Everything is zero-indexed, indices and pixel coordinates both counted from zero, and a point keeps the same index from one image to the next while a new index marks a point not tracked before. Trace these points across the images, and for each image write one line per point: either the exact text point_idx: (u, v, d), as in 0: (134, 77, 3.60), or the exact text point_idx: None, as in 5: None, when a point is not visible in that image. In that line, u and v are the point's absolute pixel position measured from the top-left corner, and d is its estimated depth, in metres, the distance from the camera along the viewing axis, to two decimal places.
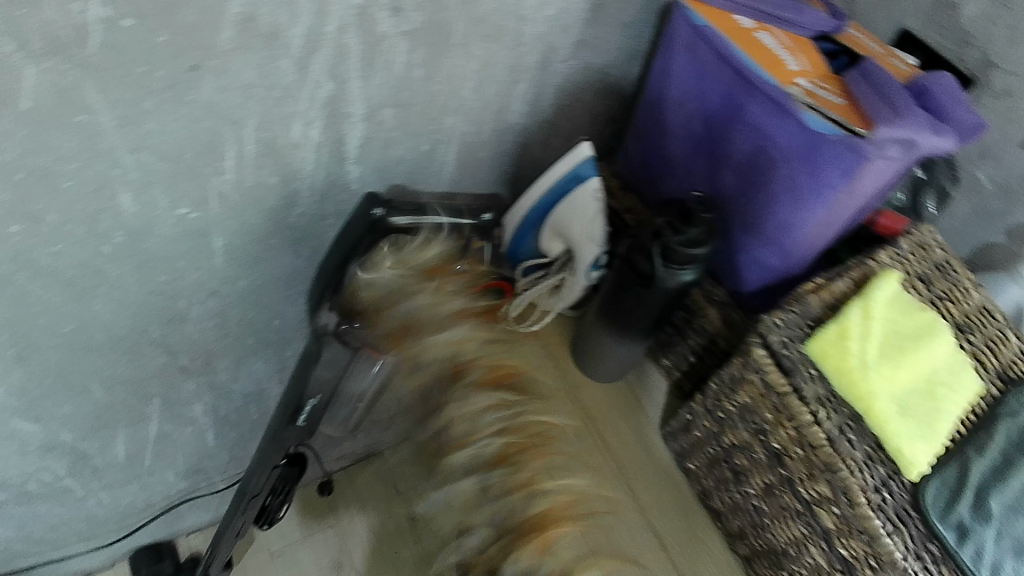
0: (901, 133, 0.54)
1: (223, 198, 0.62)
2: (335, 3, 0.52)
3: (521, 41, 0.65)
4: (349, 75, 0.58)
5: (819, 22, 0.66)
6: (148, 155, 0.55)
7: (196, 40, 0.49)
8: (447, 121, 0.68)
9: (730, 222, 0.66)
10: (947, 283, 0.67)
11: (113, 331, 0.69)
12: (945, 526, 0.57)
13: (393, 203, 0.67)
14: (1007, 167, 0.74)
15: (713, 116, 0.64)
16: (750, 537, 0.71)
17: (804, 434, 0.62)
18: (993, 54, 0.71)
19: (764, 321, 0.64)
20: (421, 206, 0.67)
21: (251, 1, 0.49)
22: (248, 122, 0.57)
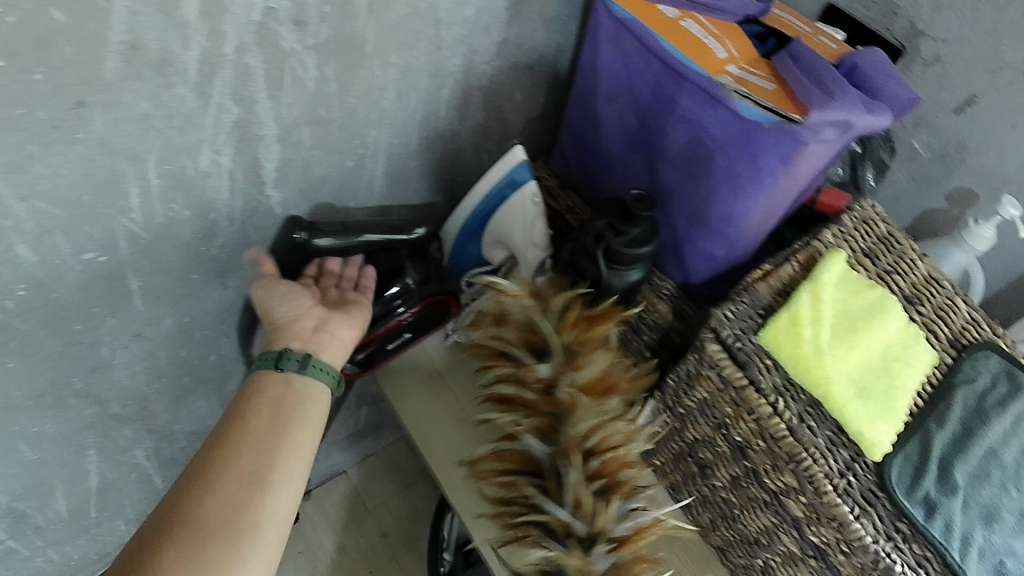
0: (834, 116, 0.52)
1: (133, 237, 0.57)
2: (229, 22, 0.48)
3: (440, 45, 0.62)
4: (257, 96, 0.54)
5: (745, 5, 0.64)
6: (42, 201, 0.50)
7: (78, 75, 0.45)
8: (372, 134, 0.65)
9: (673, 215, 0.64)
10: (893, 256, 0.67)
11: (31, 387, 0.64)
12: (911, 501, 0.56)
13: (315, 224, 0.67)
14: (941, 134, 0.74)
15: (645, 109, 0.62)
16: (723, 528, 0.69)
17: (765, 426, 0.60)
18: (919, 23, 0.70)
19: (715, 315, 0.62)
20: (344, 225, 0.67)
21: (133, 28, 0.45)
22: (150, 155, 0.52)
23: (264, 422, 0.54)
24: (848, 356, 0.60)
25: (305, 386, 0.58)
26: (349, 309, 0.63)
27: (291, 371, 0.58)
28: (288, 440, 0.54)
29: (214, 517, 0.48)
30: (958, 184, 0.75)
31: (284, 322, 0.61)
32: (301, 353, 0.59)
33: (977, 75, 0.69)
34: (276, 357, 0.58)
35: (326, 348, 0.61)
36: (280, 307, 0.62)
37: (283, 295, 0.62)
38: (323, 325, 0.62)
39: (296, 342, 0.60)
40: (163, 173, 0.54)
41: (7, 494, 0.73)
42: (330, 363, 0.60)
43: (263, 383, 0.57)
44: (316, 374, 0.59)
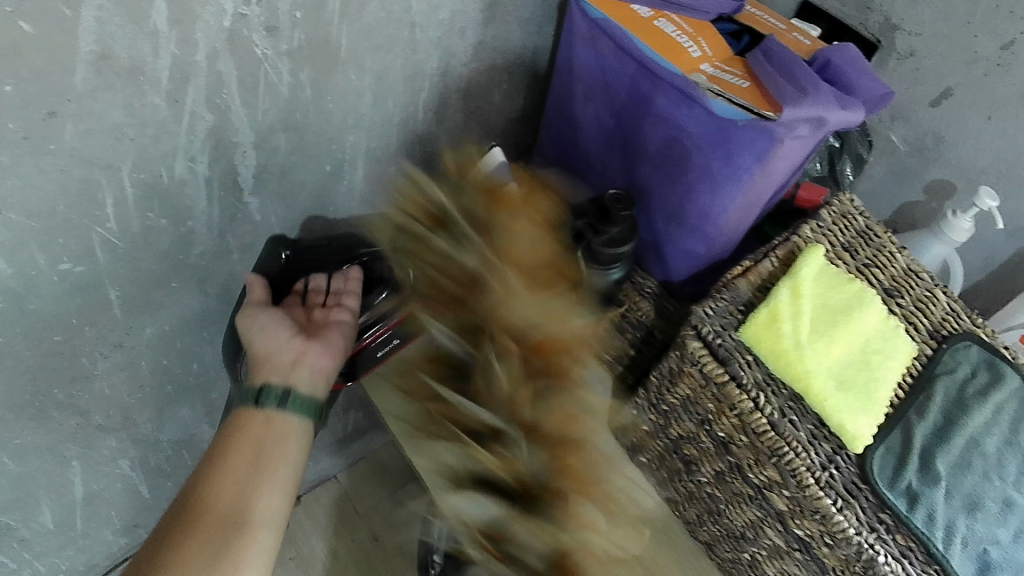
0: (808, 112, 0.53)
1: (110, 247, 0.57)
2: (200, 30, 0.48)
3: (416, 48, 0.62)
4: (231, 103, 0.54)
5: (720, 3, 0.64)
6: (15, 213, 0.50)
7: (47, 85, 0.45)
8: (350, 139, 0.65)
9: (653, 213, 0.65)
10: (871, 249, 0.68)
11: (12, 400, 0.63)
12: (894, 493, 0.57)
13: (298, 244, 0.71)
14: (917, 127, 0.75)
15: (622, 109, 0.62)
16: (710, 523, 0.70)
17: (746, 421, 0.60)
18: (893, 17, 0.71)
19: (695, 312, 0.62)
20: (330, 242, 0.73)
21: (102, 39, 0.45)
22: (124, 164, 0.52)
23: (245, 458, 0.58)
24: (828, 350, 0.60)
25: (285, 422, 0.61)
26: (326, 340, 0.67)
27: (272, 407, 0.62)
28: (275, 459, 0.59)
29: (225, 502, 0.56)
30: (936, 176, 0.76)
31: (266, 352, 0.64)
32: (280, 389, 0.62)
33: (952, 69, 0.69)
34: (257, 393, 0.62)
35: (304, 382, 0.64)
36: (261, 336, 0.65)
37: (264, 324, 0.65)
38: (302, 360, 0.65)
39: (275, 376, 0.63)
40: (138, 182, 0.54)
41: None
42: (309, 397, 0.63)
43: (244, 422, 0.60)
44: (295, 409, 0.62)
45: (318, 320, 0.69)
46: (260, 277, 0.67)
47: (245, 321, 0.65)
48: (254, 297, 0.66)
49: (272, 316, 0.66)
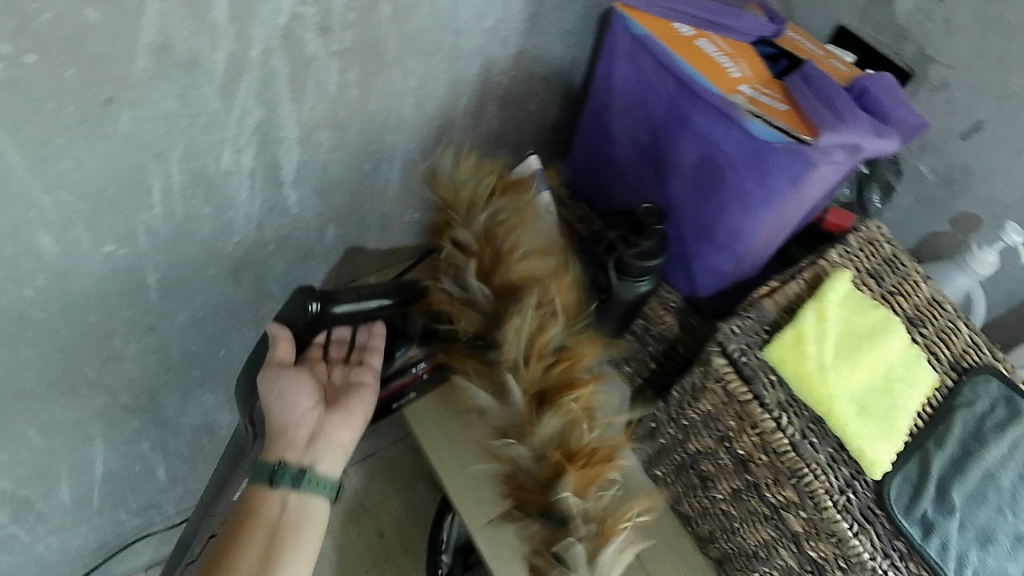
0: (845, 138, 0.53)
1: (153, 233, 0.58)
2: (257, 27, 0.50)
3: (459, 54, 0.63)
4: (280, 99, 0.55)
5: (758, 27, 0.65)
6: (67, 193, 0.51)
7: (107, 72, 0.46)
8: (388, 140, 0.66)
9: (683, 229, 0.66)
10: (896, 277, 0.68)
11: (46, 375, 0.65)
12: (909, 521, 0.57)
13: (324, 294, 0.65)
14: (947, 159, 0.75)
15: (658, 125, 0.63)
16: (722, 540, 0.70)
17: (767, 440, 0.60)
18: (929, 48, 0.71)
19: (721, 329, 0.62)
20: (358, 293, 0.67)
21: (163, 30, 0.46)
22: (174, 152, 0.54)
23: (272, 514, 0.61)
24: (851, 374, 0.60)
25: (305, 507, 0.63)
26: (346, 411, 0.66)
27: (286, 487, 0.62)
28: (295, 526, 0.62)
29: (254, 544, 0.60)
30: (962, 209, 0.76)
31: (287, 423, 0.64)
32: (296, 468, 0.62)
33: (985, 103, 0.70)
34: (270, 472, 0.62)
35: (324, 460, 0.64)
36: (280, 402, 0.64)
37: (285, 390, 0.63)
38: (320, 432, 0.65)
39: (292, 454, 0.63)
40: (186, 170, 0.56)
41: (14, 481, 0.74)
42: (324, 474, 0.64)
43: (259, 499, 0.62)
44: (311, 488, 0.63)
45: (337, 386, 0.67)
46: (287, 330, 0.64)
47: (264, 377, 0.63)
48: (274, 362, 0.64)
49: (292, 378, 0.64)
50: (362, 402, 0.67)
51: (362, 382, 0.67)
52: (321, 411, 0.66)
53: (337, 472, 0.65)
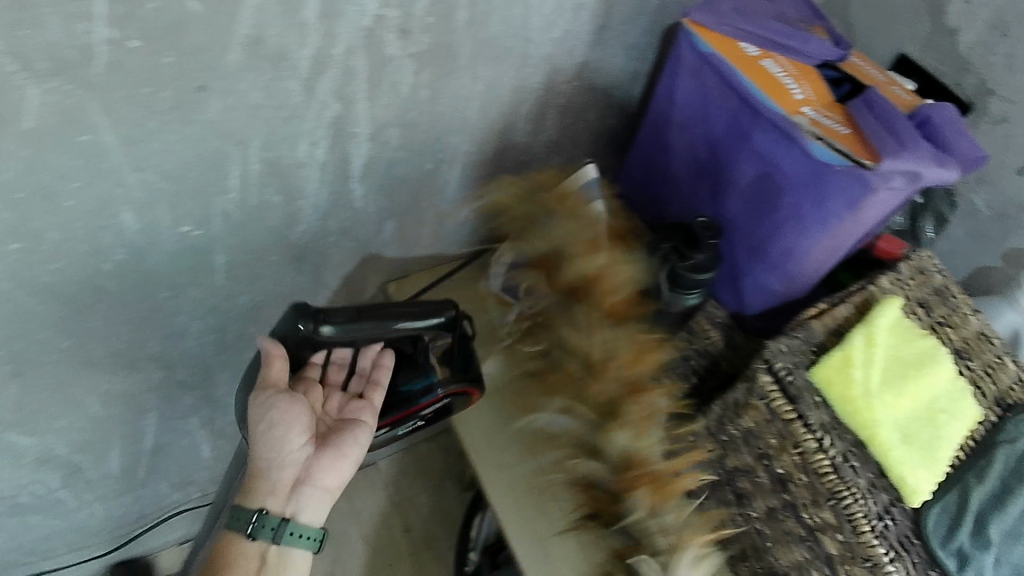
0: (906, 166, 0.54)
1: (226, 217, 0.61)
2: (343, 26, 0.52)
3: (526, 62, 0.65)
4: (356, 96, 0.58)
5: (823, 50, 0.66)
6: (152, 174, 0.54)
7: (203, 61, 0.49)
8: (452, 141, 0.68)
9: (735, 245, 0.67)
10: (946, 308, 0.68)
11: (112, 346, 0.68)
12: (945, 552, 0.57)
13: (323, 312, 0.60)
14: (1004, 193, 0.75)
15: (717, 141, 0.64)
16: (752, 559, 0.67)
17: (809, 459, 0.59)
18: (991, 82, 0.71)
19: (768, 346, 0.62)
20: (359, 313, 0.61)
21: (258, 24, 0.49)
22: (254, 141, 0.56)
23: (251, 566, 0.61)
24: (897, 401, 0.60)
25: (289, 559, 0.63)
26: (337, 451, 0.66)
27: (267, 539, 0.61)
28: None
29: None
30: (1015, 244, 0.76)
31: (277, 464, 0.63)
32: (278, 517, 0.62)
33: None
34: (251, 522, 0.61)
35: (307, 511, 0.64)
36: (273, 433, 0.63)
37: (278, 421, 0.63)
38: (307, 476, 0.65)
39: (276, 501, 0.63)
40: (263, 159, 0.58)
41: (69, 446, 0.78)
42: (307, 526, 0.64)
43: (236, 549, 0.61)
44: (292, 541, 0.62)
45: (332, 419, 0.68)
46: (281, 350, 0.63)
47: (257, 404, 0.63)
48: (270, 383, 0.63)
49: (286, 406, 0.64)
50: (357, 441, 0.67)
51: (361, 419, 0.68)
52: (311, 450, 0.65)
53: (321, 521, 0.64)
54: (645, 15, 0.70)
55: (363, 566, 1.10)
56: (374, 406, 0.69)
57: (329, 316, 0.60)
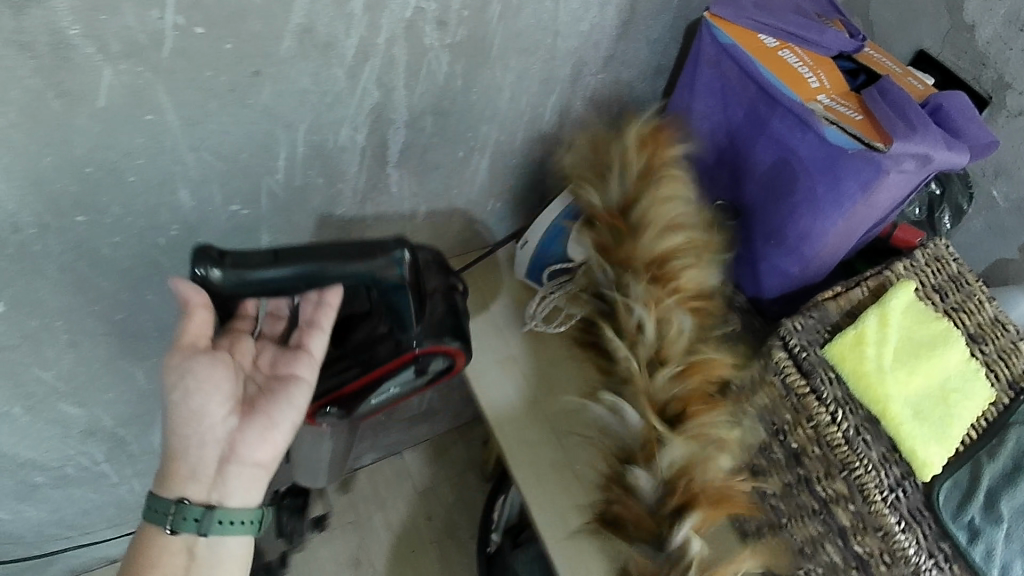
0: (917, 148, 0.57)
1: (272, 197, 0.66)
2: (387, 17, 0.57)
3: (555, 54, 0.69)
4: (396, 84, 0.62)
5: (840, 42, 0.69)
6: (208, 154, 0.59)
7: (259, 48, 0.53)
8: (483, 129, 0.72)
9: (753, 230, 0.70)
10: (961, 295, 0.69)
11: (161, 320, 0.73)
12: (957, 525, 0.60)
13: (229, 257, 0.52)
14: (1020, 184, 0.76)
15: (737, 129, 0.68)
16: (768, 536, 0.70)
17: (821, 433, 0.62)
18: (1008, 75, 0.73)
19: (784, 325, 0.65)
20: (278, 257, 0.54)
21: (310, 14, 0.53)
22: (301, 125, 0.61)
23: (179, 562, 0.55)
24: (908, 379, 0.61)
25: (224, 547, 0.56)
26: (267, 420, 0.59)
27: (191, 532, 0.55)
28: None
29: None
30: None
31: (197, 442, 0.56)
32: (200, 507, 0.55)
33: None
34: (170, 513, 0.55)
35: (239, 493, 0.57)
36: (188, 405, 0.56)
37: (193, 388, 0.56)
38: (232, 453, 0.57)
39: (199, 489, 0.56)
40: (308, 143, 0.63)
41: (115, 419, 0.83)
42: (238, 509, 0.57)
43: (159, 546, 0.55)
44: (220, 531, 0.55)
45: (265, 377, 0.61)
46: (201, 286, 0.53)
47: (172, 369, 0.56)
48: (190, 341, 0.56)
49: (206, 372, 0.57)
50: (289, 403, 0.60)
51: (298, 376, 0.61)
52: (235, 423, 0.58)
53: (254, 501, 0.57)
54: (669, 11, 0.73)
55: (388, 550, 1.12)
56: (314, 360, 0.62)
57: (235, 262, 0.52)
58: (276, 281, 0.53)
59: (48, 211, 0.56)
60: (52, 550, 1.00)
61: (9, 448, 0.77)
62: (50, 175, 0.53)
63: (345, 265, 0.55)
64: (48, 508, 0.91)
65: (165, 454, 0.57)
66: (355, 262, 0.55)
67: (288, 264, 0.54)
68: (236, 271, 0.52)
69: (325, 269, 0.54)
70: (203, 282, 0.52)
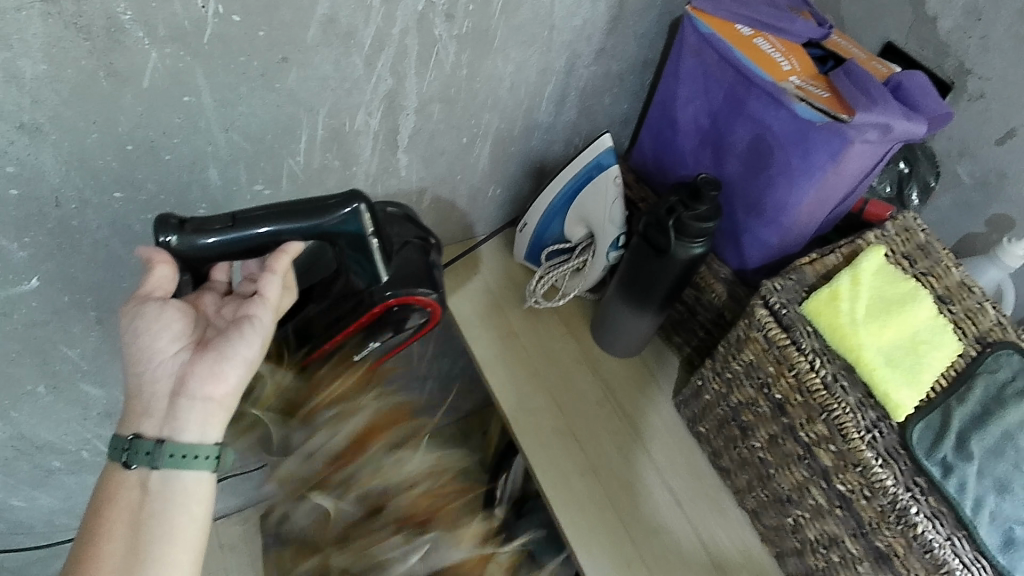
0: (878, 119, 0.63)
1: (293, 177, 0.71)
2: (401, 10, 0.63)
3: (551, 47, 0.76)
4: (407, 72, 0.68)
5: (809, 31, 0.76)
6: (238, 134, 0.64)
7: (288, 36, 0.59)
8: (485, 117, 0.79)
9: (734, 203, 0.76)
10: (928, 261, 0.74)
11: None
12: (930, 462, 0.63)
13: (188, 224, 0.58)
14: (982, 162, 0.83)
15: (718, 111, 0.74)
16: (758, 488, 0.77)
17: (802, 380, 0.68)
18: (967, 62, 0.80)
19: (765, 286, 0.71)
20: (233, 220, 0.59)
21: (336, 5, 0.59)
22: (322, 109, 0.67)
23: (134, 495, 0.57)
24: (881, 331, 0.67)
25: (180, 482, 0.58)
26: (216, 354, 0.60)
27: (144, 466, 0.57)
28: (156, 523, 0.56)
29: (112, 538, 0.55)
30: (998, 211, 0.84)
31: (150, 379, 0.59)
32: (152, 439, 0.57)
33: (1017, 111, 0.78)
34: (125, 449, 0.57)
35: (191, 427, 0.58)
36: (138, 344, 0.59)
37: (143, 329, 0.59)
38: (183, 388, 0.59)
39: (152, 425, 0.58)
40: (327, 126, 0.68)
41: None
42: (195, 444, 0.58)
43: (117, 481, 0.58)
44: (178, 464, 0.57)
45: (225, 322, 0.64)
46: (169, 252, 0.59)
47: (127, 313, 0.60)
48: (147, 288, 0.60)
49: (155, 314, 0.60)
50: (240, 341, 0.61)
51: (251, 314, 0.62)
52: (187, 358, 0.60)
53: (212, 433, 0.59)
54: (654, 7, 0.80)
55: None
56: (267, 301, 0.63)
57: (192, 228, 0.58)
58: (230, 241, 0.59)
59: (89, 186, 0.61)
60: (62, 539, 1.03)
61: (31, 427, 0.80)
62: (94, 151, 0.58)
63: (293, 221, 0.60)
64: (60, 495, 0.94)
65: (129, 397, 0.60)
66: (301, 219, 0.60)
67: (243, 226, 0.59)
68: (192, 236, 0.58)
69: (278, 225, 0.60)
70: (167, 248, 0.58)
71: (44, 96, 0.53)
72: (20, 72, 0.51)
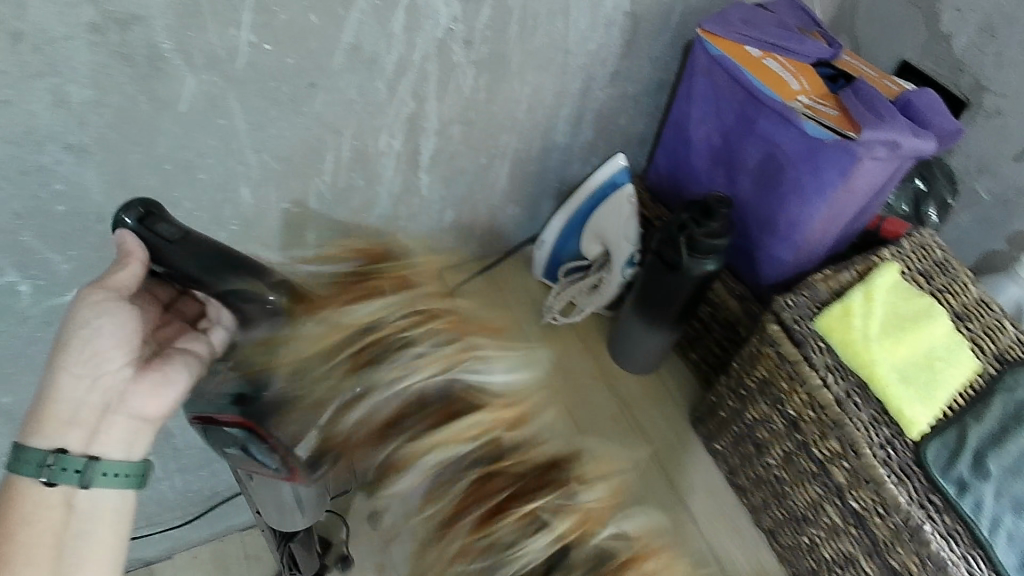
0: (884, 136, 0.66)
1: (319, 197, 0.75)
2: (421, 36, 0.66)
3: (566, 69, 0.79)
4: (428, 95, 0.72)
5: (819, 51, 0.78)
6: (268, 155, 0.68)
7: (315, 62, 0.63)
8: (503, 138, 0.82)
9: (748, 220, 0.77)
10: (946, 278, 0.74)
11: None
12: (946, 479, 0.63)
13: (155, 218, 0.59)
14: (1003, 180, 0.83)
15: (730, 130, 0.76)
16: (773, 505, 0.77)
17: (815, 396, 0.68)
18: (983, 79, 0.81)
19: (778, 302, 0.71)
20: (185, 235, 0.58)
21: (360, 33, 0.63)
22: (348, 130, 0.70)
23: (55, 514, 0.55)
24: (895, 347, 0.68)
25: (105, 499, 0.57)
26: (161, 374, 0.59)
27: (71, 483, 0.55)
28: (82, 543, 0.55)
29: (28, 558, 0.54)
30: (1018, 228, 0.83)
31: (86, 385, 0.55)
32: (82, 458, 0.55)
33: None
34: (47, 467, 0.54)
35: (121, 444, 0.57)
36: (86, 344, 0.55)
37: (97, 332, 0.55)
38: (120, 402, 0.57)
39: (80, 435, 0.56)
40: (352, 147, 0.72)
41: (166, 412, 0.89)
42: (121, 462, 0.57)
43: (34, 501, 0.54)
44: (108, 483, 0.56)
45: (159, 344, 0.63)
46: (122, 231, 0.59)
47: (87, 306, 0.55)
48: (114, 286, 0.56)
49: (117, 320, 0.56)
50: (184, 368, 0.61)
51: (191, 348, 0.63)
52: (129, 373, 0.58)
53: (138, 451, 0.58)
54: (667, 31, 0.82)
55: None
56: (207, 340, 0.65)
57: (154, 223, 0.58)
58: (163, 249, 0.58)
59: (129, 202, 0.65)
60: None
61: None
62: (133, 171, 0.63)
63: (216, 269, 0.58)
64: None
65: (41, 397, 0.55)
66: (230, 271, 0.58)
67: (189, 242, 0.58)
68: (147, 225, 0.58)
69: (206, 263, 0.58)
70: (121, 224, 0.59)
71: (90, 119, 0.57)
72: (68, 96, 0.55)
